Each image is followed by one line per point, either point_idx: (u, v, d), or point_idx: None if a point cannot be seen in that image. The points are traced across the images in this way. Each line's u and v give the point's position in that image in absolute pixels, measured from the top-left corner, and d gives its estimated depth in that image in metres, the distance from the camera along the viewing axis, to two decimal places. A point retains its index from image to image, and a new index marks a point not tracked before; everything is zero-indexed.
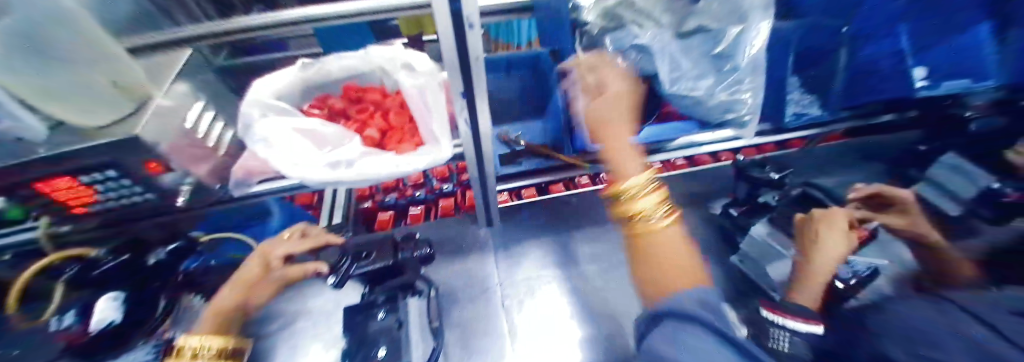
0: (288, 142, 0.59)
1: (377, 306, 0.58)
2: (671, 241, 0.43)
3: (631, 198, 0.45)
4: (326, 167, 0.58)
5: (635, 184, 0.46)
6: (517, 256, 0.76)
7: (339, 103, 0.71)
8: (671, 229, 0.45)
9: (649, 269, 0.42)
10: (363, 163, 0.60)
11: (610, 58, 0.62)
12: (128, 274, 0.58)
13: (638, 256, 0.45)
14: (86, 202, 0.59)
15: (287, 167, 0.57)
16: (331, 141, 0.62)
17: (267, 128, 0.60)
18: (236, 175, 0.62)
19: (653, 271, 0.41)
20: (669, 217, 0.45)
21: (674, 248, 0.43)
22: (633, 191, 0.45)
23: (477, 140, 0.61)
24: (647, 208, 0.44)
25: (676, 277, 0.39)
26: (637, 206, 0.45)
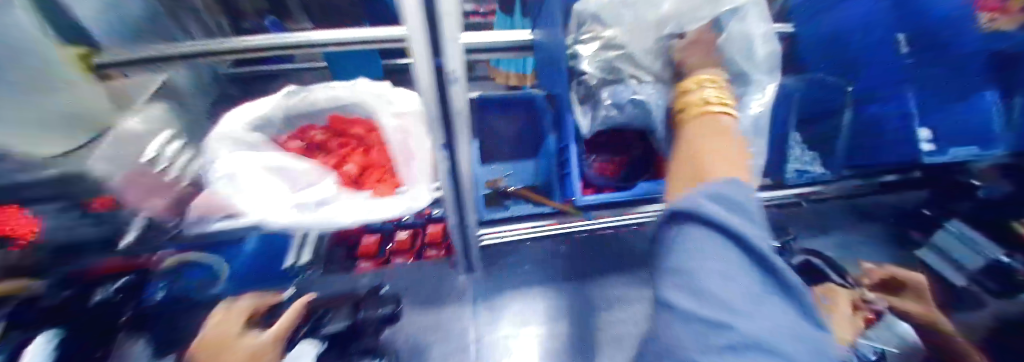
0: (263, 181, 0.57)
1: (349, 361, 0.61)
2: (700, 126, 0.48)
3: (692, 106, 0.51)
4: (294, 208, 0.54)
5: (703, 88, 0.50)
6: (493, 310, 0.74)
7: (319, 135, 0.68)
8: (710, 120, 0.48)
9: (686, 170, 0.44)
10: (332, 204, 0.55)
11: (605, 108, 0.60)
12: (36, 316, 0.47)
13: (683, 158, 0.47)
14: None
15: (253, 208, 0.53)
16: (304, 181, 0.59)
17: (230, 164, 0.57)
18: (196, 211, 0.57)
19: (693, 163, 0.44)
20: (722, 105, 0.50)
21: (701, 135, 0.47)
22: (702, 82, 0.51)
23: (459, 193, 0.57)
24: (708, 96, 0.50)
25: (715, 172, 0.41)
26: (699, 98, 0.50)
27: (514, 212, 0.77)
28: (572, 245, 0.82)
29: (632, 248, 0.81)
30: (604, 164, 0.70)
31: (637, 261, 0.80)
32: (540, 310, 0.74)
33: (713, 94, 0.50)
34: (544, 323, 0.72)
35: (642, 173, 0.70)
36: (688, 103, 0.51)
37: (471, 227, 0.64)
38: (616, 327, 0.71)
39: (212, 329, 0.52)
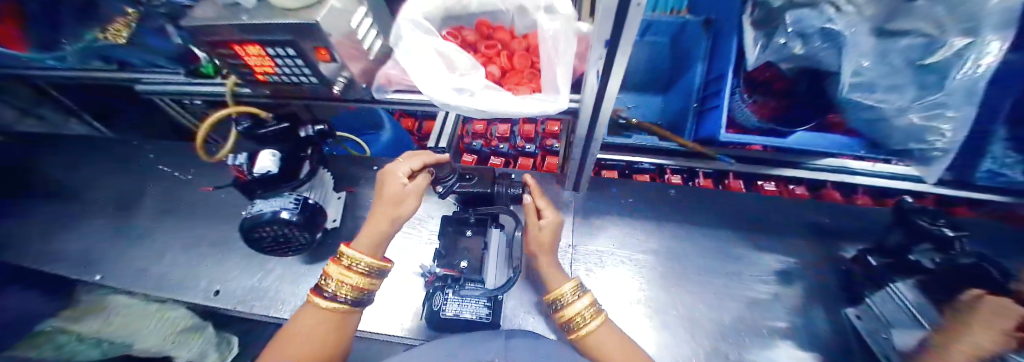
0: (430, 61, 0.64)
1: (467, 225, 0.64)
2: (609, 333, 0.51)
3: (565, 303, 0.54)
4: (454, 91, 0.63)
5: None
6: (595, 226, 0.81)
7: (471, 36, 0.74)
8: (605, 326, 0.52)
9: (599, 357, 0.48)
10: (484, 95, 0.64)
11: (782, 37, 0.52)
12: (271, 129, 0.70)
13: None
14: (266, 72, 0.66)
15: (424, 83, 0.61)
16: (461, 67, 0.66)
17: (412, 43, 0.64)
18: (381, 80, 0.70)
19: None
20: (598, 317, 0.52)
21: (610, 341, 0.50)
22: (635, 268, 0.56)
23: (600, 97, 0.55)
24: (579, 313, 0.53)
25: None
26: (570, 311, 0.53)
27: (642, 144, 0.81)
28: (682, 190, 0.85)
29: (737, 211, 0.82)
30: (757, 106, 0.65)
31: (739, 225, 0.80)
32: (630, 237, 0.79)
33: (588, 308, 0.53)
34: (637, 251, 0.78)
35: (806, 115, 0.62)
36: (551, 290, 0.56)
37: (596, 144, 0.66)
38: (708, 277, 0.74)
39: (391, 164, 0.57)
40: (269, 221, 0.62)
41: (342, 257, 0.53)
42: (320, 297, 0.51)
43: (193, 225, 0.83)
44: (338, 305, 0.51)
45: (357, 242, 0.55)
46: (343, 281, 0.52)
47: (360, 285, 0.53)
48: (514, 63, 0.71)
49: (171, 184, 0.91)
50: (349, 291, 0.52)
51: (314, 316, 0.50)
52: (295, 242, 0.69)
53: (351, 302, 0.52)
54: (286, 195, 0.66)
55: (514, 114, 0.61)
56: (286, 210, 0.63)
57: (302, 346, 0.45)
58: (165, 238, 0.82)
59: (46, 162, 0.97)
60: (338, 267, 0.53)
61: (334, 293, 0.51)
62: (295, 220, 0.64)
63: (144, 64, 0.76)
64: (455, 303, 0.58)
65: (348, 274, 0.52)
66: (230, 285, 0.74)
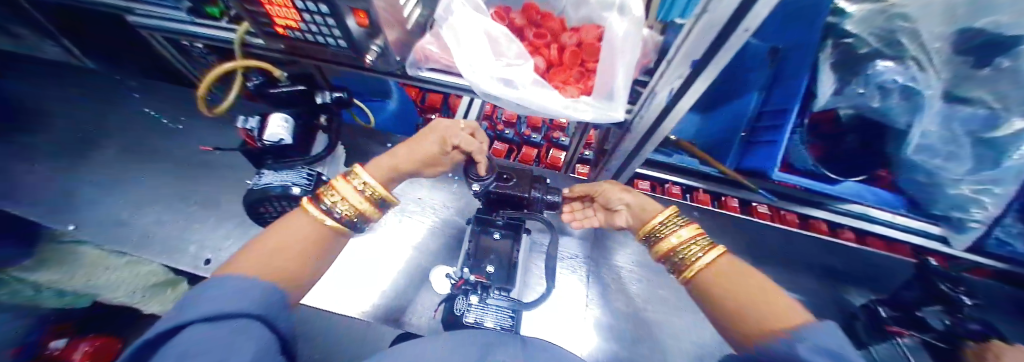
0: (477, 46, 0.58)
1: (494, 226, 0.62)
2: (729, 269, 0.46)
3: (663, 234, 0.55)
4: (498, 81, 0.58)
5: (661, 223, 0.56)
6: (613, 240, 0.82)
7: (520, 20, 0.67)
8: (724, 260, 0.48)
9: (722, 296, 0.44)
10: (529, 90, 0.58)
11: (861, 86, 0.53)
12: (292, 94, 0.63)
13: (712, 297, 0.45)
14: (288, 26, 0.57)
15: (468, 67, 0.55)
16: (508, 55, 0.60)
17: (460, 20, 0.57)
18: (415, 55, 0.63)
19: (732, 301, 0.42)
20: (713, 250, 0.49)
21: (731, 275, 0.45)
22: (662, 229, 0.55)
23: (660, 118, 0.51)
24: (682, 243, 0.52)
25: (771, 306, 0.39)
26: (668, 243, 0.53)
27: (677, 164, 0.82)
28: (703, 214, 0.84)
29: (750, 241, 0.81)
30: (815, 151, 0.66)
31: (752, 255, 0.80)
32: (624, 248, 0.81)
33: (694, 238, 0.51)
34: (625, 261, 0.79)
35: (861, 164, 0.65)
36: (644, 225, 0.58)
37: (639, 159, 0.63)
38: None
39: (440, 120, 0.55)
40: (277, 195, 0.56)
41: (353, 177, 0.46)
42: (314, 205, 0.42)
43: (180, 180, 0.76)
44: (332, 218, 0.42)
45: (371, 167, 0.50)
46: (350, 201, 0.44)
47: (361, 210, 0.45)
48: (562, 58, 0.64)
49: (157, 130, 0.82)
50: (350, 211, 0.44)
51: (307, 225, 0.40)
52: None
53: (347, 225, 0.44)
54: (298, 168, 0.59)
55: (560, 117, 0.57)
56: (297, 185, 0.56)
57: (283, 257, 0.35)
58: (146, 191, 0.74)
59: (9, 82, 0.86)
60: (345, 183, 0.45)
61: (332, 206, 0.42)
62: (305, 197, 0.57)
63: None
64: (477, 311, 0.57)
65: (356, 195, 0.45)
66: (221, 254, 0.68)
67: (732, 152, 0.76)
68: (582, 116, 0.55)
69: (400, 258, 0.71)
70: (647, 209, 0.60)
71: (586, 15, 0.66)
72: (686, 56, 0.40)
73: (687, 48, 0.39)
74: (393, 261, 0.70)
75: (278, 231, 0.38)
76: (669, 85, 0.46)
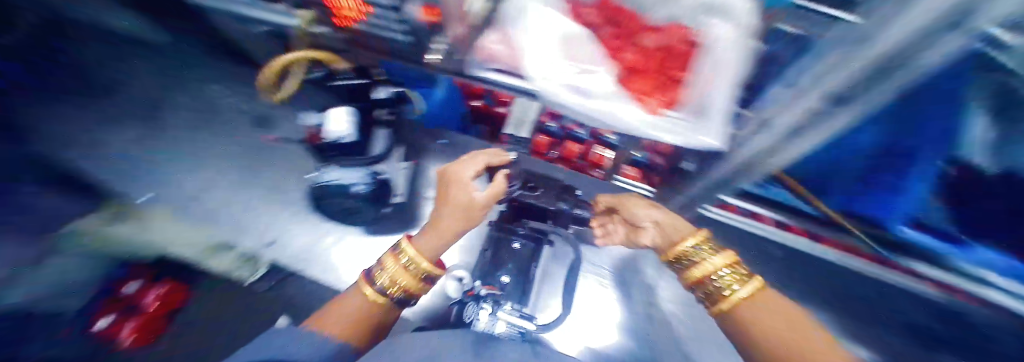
0: (551, 52, 0.53)
1: (516, 236, 0.65)
2: (759, 305, 0.51)
3: (696, 262, 0.56)
4: (577, 94, 0.53)
5: (688, 248, 0.58)
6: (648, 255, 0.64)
7: (595, 16, 0.58)
8: (755, 295, 0.52)
9: (772, 337, 0.47)
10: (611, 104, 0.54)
11: None
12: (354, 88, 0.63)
13: (765, 336, 0.48)
14: None
15: (546, 81, 0.53)
16: (587, 62, 0.54)
17: (538, 27, 0.53)
18: (481, 54, 0.58)
19: (784, 340, 0.47)
20: (744, 285, 0.52)
21: (767, 308, 0.51)
22: (695, 256, 0.57)
23: (774, 149, 0.48)
24: (716, 273, 0.54)
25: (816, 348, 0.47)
26: (700, 271, 0.55)
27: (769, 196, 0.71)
28: None
29: None
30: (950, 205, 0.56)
31: None
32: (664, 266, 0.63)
33: (723, 269, 0.54)
34: (661, 276, 0.62)
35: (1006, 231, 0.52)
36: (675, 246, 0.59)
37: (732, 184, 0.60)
38: None
39: (455, 165, 0.66)
40: (339, 191, 0.61)
41: (401, 253, 0.56)
42: (370, 286, 0.54)
43: (237, 156, 0.78)
44: (382, 298, 0.53)
45: (421, 240, 0.57)
46: (394, 273, 0.54)
47: (410, 288, 0.54)
48: (642, 64, 0.57)
49: (215, 101, 0.83)
50: (398, 289, 0.54)
51: (356, 304, 0.52)
52: (360, 215, 0.65)
53: (394, 301, 0.54)
54: (361, 166, 0.62)
55: (646, 138, 0.53)
56: (360, 185, 0.61)
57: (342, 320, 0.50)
58: (200, 162, 0.75)
59: None
60: (394, 261, 0.55)
61: (384, 287, 0.53)
62: (366, 194, 0.62)
63: None
64: (484, 320, 0.55)
65: (403, 275, 0.54)
66: (274, 235, 0.70)
67: (840, 190, 0.68)
68: (665, 138, 0.52)
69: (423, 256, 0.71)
70: (677, 228, 0.62)
71: (671, 7, 0.55)
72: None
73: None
74: None
75: (341, 313, 0.51)
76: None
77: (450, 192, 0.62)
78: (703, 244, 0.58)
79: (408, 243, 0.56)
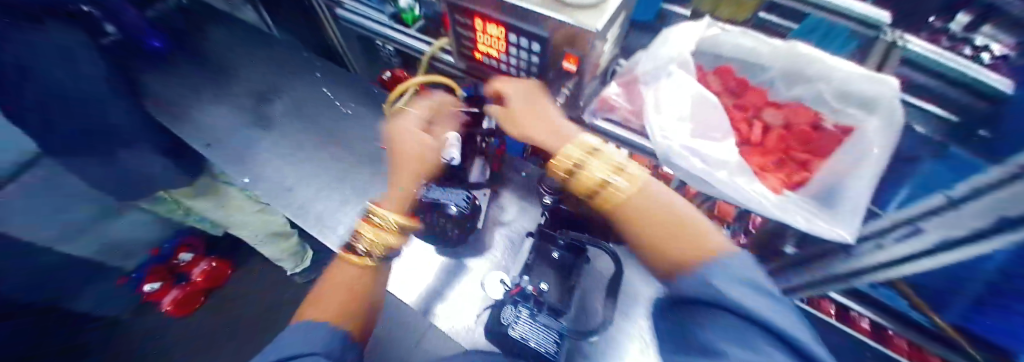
0: (680, 114, 0.52)
1: (555, 245, 0.66)
2: (640, 203, 0.40)
3: (581, 169, 0.43)
4: (702, 160, 0.51)
5: (569, 155, 0.44)
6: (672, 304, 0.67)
7: (721, 86, 0.59)
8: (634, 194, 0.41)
9: (652, 234, 0.39)
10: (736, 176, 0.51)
11: None
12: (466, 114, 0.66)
13: (633, 228, 0.41)
14: (487, 54, 0.58)
15: (672, 140, 0.50)
16: (715, 129, 0.53)
17: (671, 87, 0.52)
18: (597, 103, 0.60)
19: (676, 247, 0.38)
20: (619, 180, 0.41)
21: (643, 212, 0.40)
22: (574, 160, 0.43)
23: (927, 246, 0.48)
24: (602, 178, 0.42)
25: (693, 242, 0.38)
26: (588, 174, 0.42)
27: (875, 295, 0.70)
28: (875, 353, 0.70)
29: None
30: None
31: None
32: None
33: (603, 167, 0.42)
34: None
35: None
36: (556, 159, 0.45)
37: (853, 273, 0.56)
38: None
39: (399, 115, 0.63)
40: (436, 208, 0.62)
41: (372, 216, 0.54)
42: (353, 254, 0.53)
43: (338, 159, 0.85)
44: (367, 259, 0.52)
45: (386, 203, 0.57)
46: (373, 236, 0.52)
47: (391, 245, 0.53)
48: (765, 140, 0.56)
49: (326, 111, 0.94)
50: (380, 248, 0.53)
51: (343, 271, 0.52)
52: (445, 236, 0.67)
53: (377, 258, 0.53)
54: (459, 188, 0.65)
55: (771, 217, 0.49)
56: (454, 206, 0.62)
57: (335, 299, 0.47)
58: (310, 163, 0.85)
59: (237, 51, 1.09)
60: (370, 226, 0.54)
61: (365, 248, 0.52)
62: (457, 216, 0.63)
63: None
64: (525, 327, 0.58)
65: (382, 232, 0.53)
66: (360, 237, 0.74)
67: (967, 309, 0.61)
68: (804, 226, 0.48)
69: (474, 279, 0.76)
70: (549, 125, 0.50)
71: (795, 90, 0.57)
72: (989, 208, 0.38)
73: (996, 198, 0.37)
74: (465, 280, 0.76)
75: (327, 286, 0.50)
76: (943, 231, 0.45)
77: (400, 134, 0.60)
78: (588, 149, 0.44)
79: (377, 205, 0.55)
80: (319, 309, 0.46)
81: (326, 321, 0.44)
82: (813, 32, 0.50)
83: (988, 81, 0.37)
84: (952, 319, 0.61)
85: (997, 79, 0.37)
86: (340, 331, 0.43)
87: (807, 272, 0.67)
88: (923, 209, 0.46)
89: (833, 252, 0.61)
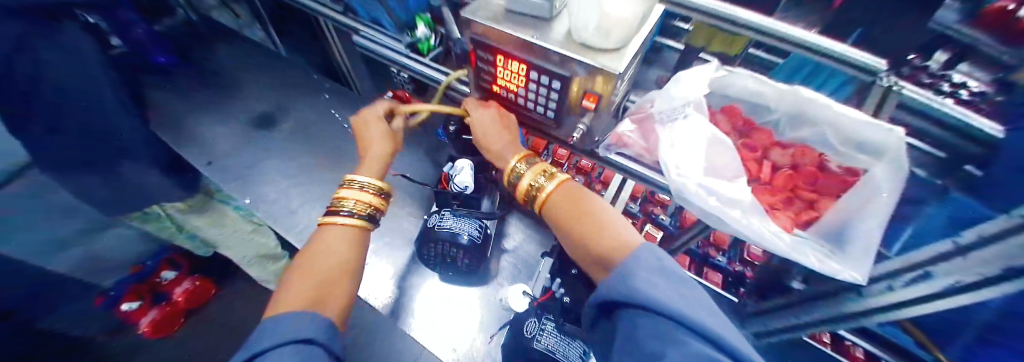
0: (694, 152, 0.53)
1: (573, 265, 0.67)
2: (561, 197, 0.49)
3: (517, 178, 0.53)
4: (719, 200, 0.52)
5: (512, 167, 0.53)
6: None
7: (728, 125, 0.61)
8: (560, 188, 0.50)
9: (575, 230, 0.45)
10: (753, 216, 0.51)
11: None
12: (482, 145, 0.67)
13: (556, 225, 0.48)
14: (505, 87, 0.60)
15: (688, 179, 0.51)
16: (730, 168, 0.54)
17: (688, 128, 0.53)
18: (610, 138, 0.61)
19: (587, 240, 0.43)
20: (552, 181, 0.50)
21: (572, 210, 0.47)
22: (515, 172, 0.53)
23: (939, 292, 0.48)
24: (535, 183, 0.51)
25: (600, 231, 0.42)
26: (524, 185, 0.52)
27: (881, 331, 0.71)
28: None
29: None
30: None
31: None
32: None
33: (538, 176, 0.51)
34: None
35: None
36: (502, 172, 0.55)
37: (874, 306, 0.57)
38: None
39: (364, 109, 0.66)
40: (448, 237, 0.62)
41: (351, 183, 0.59)
42: (336, 218, 0.55)
43: None
44: (360, 220, 0.56)
45: (361, 170, 0.62)
46: (357, 199, 0.57)
47: (374, 204, 0.58)
48: (774, 179, 0.58)
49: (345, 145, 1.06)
50: (365, 208, 0.57)
51: (343, 237, 0.53)
52: (456, 265, 0.67)
53: (366, 220, 0.56)
54: (471, 217, 0.64)
55: (788, 258, 0.50)
56: (466, 235, 0.61)
57: (305, 287, 0.44)
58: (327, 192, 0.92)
59: (257, 79, 1.17)
60: (349, 190, 0.58)
61: (351, 210, 0.56)
62: (469, 245, 0.62)
63: (369, 18, 0.79)
64: (553, 338, 0.57)
65: (362, 194, 0.57)
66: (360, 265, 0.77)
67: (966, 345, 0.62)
68: (816, 265, 0.49)
69: (468, 307, 0.75)
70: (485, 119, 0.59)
71: (800, 132, 0.60)
72: (996, 258, 0.40)
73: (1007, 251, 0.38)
74: (462, 308, 0.75)
75: (320, 246, 0.50)
76: (954, 275, 0.45)
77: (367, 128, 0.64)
78: (523, 158, 0.53)
79: (346, 185, 0.58)
80: (293, 296, 0.42)
81: (302, 307, 0.40)
82: (800, 70, 0.54)
83: (984, 129, 0.42)
84: (957, 356, 0.62)
85: (988, 126, 0.42)
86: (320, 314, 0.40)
87: (817, 310, 0.67)
88: (933, 254, 0.47)
89: (844, 291, 0.61)
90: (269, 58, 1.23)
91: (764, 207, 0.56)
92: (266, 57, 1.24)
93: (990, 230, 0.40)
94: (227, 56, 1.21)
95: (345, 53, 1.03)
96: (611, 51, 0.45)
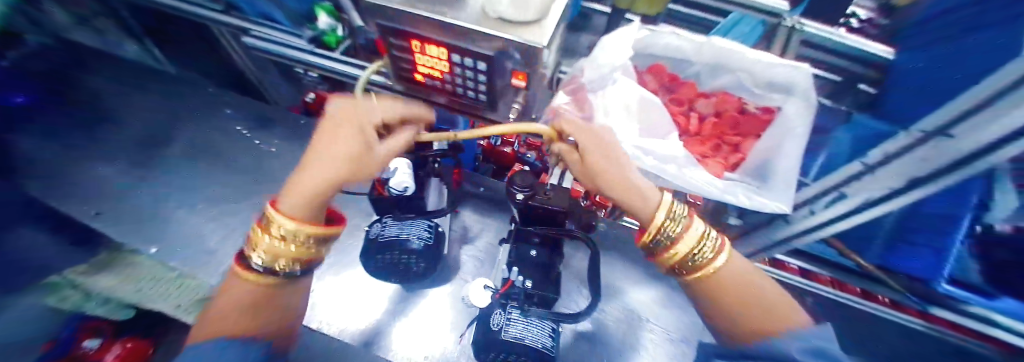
0: (627, 115, 0.54)
1: (532, 245, 0.66)
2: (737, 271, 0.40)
3: (675, 240, 0.42)
4: (657, 158, 0.53)
5: (660, 222, 0.41)
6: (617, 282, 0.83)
7: (656, 83, 0.63)
8: (732, 262, 0.40)
9: (722, 301, 0.39)
10: (689, 168, 0.54)
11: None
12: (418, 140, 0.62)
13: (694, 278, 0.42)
14: (429, 75, 0.55)
15: (626, 143, 0.52)
16: (663, 125, 0.56)
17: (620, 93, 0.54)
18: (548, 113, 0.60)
19: (739, 312, 0.37)
20: (723, 253, 0.40)
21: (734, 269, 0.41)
22: (669, 229, 0.42)
23: (861, 205, 0.53)
24: (697, 247, 0.40)
25: (775, 315, 0.35)
26: (683, 249, 0.41)
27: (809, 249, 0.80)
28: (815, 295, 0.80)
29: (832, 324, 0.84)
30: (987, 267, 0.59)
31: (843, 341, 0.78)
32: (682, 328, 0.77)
33: (703, 241, 0.40)
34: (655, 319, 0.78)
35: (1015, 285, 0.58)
36: (649, 225, 0.43)
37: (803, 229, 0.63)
38: None
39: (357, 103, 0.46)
40: (398, 245, 0.57)
41: (269, 224, 0.43)
42: (251, 269, 0.44)
43: None
44: (262, 276, 0.44)
45: (285, 200, 0.43)
46: (271, 247, 0.43)
47: (297, 256, 0.45)
48: (702, 129, 0.61)
49: (265, 165, 0.94)
50: (284, 262, 0.44)
51: (242, 294, 0.43)
52: (414, 271, 0.63)
53: (282, 275, 0.45)
54: (417, 219, 0.60)
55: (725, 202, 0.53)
56: (417, 238, 0.58)
57: (236, 317, 0.40)
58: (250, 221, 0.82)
59: (144, 107, 1.01)
60: (267, 235, 0.43)
61: (265, 263, 0.43)
62: (422, 248, 0.59)
63: (259, 15, 0.68)
64: (519, 326, 0.56)
65: (280, 245, 0.43)
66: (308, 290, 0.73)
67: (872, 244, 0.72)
68: (745, 204, 0.52)
69: (432, 306, 0.73)
70: (585, 129, 0.44)
71: (719, 81, 0.64)
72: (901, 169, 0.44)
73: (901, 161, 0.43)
74: (426, 309, 0.73)
75: (220, 306, 0.42)
76: (866, 192, 0.51)
77: (350, 115, 0.45)
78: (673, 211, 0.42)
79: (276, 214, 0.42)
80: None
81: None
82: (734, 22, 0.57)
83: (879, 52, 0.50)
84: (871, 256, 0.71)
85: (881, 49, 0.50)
86: (255, 345, 0.39)
87: (756, 240, 0.74)
88: (842, 177, 0.52)
89: (774, 220, 0.68)
90: (154, 80, 1.05)
91: (698, 158, 0.59)
92: (157, 80, 1.06)
93: (892, 146, 0.44)
94: (98, 84, 1.02)
95: (244, 60, 0.90)
96: (531, 23, 0.42)
